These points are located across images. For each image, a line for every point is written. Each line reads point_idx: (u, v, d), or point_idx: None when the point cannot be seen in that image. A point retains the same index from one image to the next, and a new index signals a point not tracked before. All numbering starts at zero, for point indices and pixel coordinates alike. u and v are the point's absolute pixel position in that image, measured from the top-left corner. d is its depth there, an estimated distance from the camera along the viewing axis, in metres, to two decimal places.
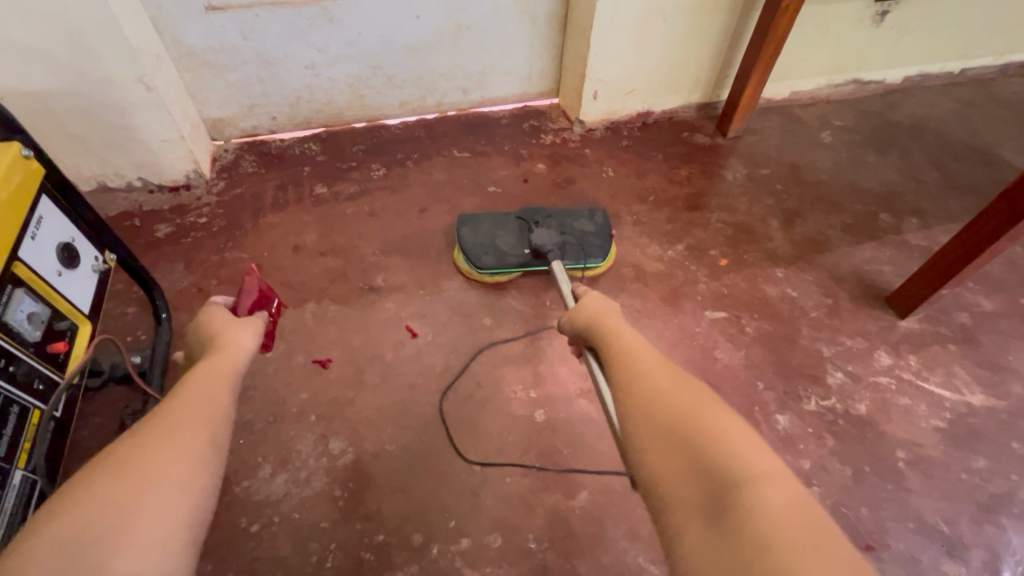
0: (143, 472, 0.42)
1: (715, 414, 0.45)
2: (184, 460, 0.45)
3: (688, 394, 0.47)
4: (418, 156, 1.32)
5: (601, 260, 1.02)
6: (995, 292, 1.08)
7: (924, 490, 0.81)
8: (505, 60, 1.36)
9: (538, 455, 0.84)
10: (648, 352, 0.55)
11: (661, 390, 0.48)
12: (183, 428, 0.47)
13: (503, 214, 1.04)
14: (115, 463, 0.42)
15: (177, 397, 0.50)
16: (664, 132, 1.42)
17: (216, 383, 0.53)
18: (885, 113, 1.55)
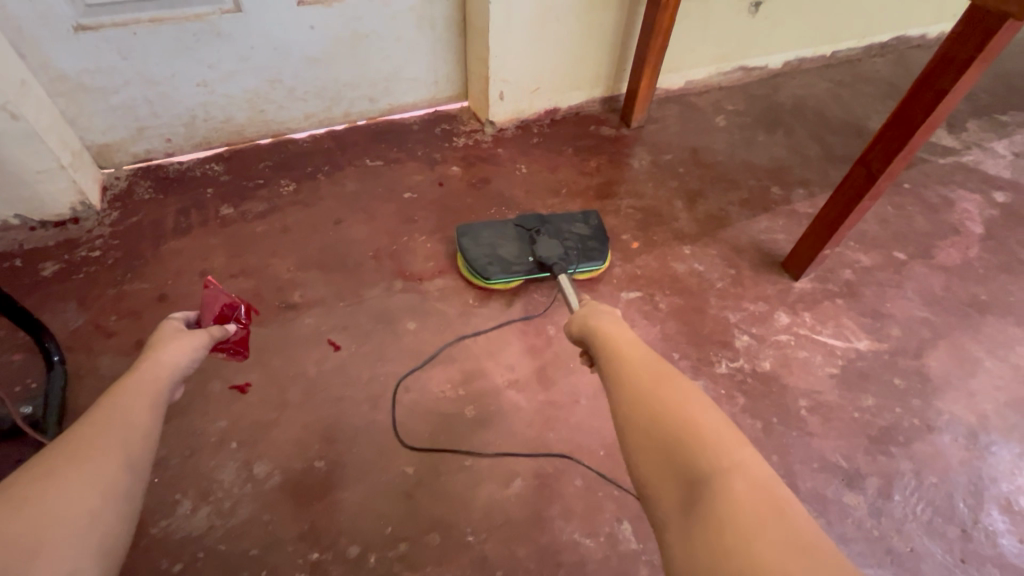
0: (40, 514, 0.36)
1: (699, 410, 0.44)
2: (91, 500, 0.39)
3: (675, 390, 0.47)
4: (329, 168, 1.30)
5: (601, 262, 1.04)
6: (872, 248, 1.20)
7: (824, 432, 0.88)
8: (409, 66, 1.36)
9: (471, 449, 0.85)
10: (642, 353, 0.55)
11: (647, 386, 0.48)
12: (89, 461, 0.41)
13: (501, 225, 1.07)
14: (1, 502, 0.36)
15: (106, 425, 0.45)
16: (572, 127, 1.48)
17: (130, 414, 0.47)
18: (771, 96, 1.68)
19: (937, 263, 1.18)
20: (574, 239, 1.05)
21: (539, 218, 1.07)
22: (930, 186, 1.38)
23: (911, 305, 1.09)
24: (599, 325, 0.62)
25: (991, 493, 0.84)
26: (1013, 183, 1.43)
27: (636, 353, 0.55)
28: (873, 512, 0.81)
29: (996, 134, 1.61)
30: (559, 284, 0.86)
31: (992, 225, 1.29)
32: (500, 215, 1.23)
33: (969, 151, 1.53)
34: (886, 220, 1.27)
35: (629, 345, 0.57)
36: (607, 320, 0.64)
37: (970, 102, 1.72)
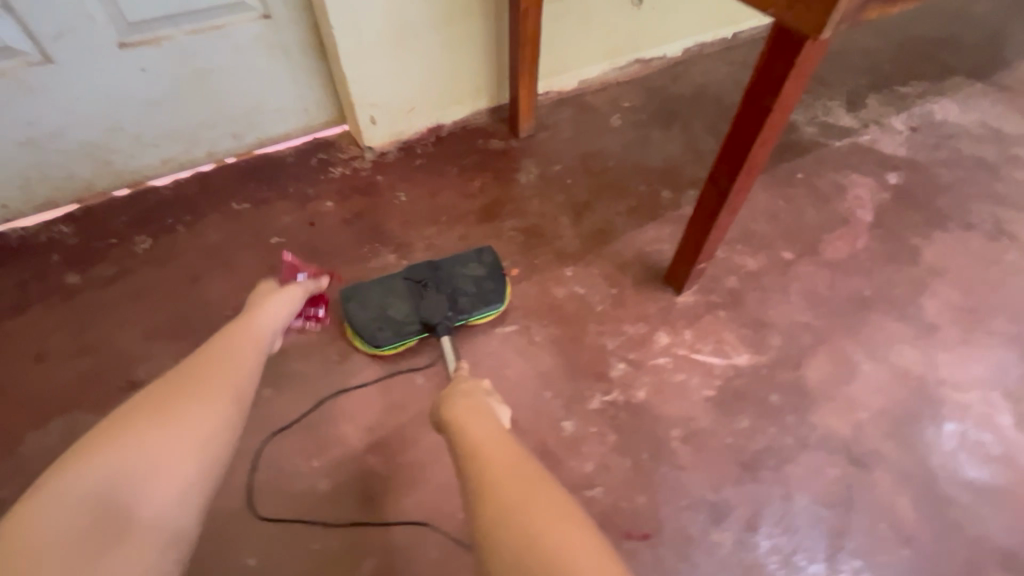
0: (178, 425, 0.59)
1: (547, 505, 0.55)
2: (206, 422, 0.61)
3: (530, 487, 0.57)
4: (191, 218, 1.21)
5: (501, 302, 0.99)
6: (759, 249, 1.17)
7: (693, 465, 0.86)
8: (269, 96, 1.27)
9: (326, 525, 0.81)
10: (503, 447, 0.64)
11: (508, 486, 0.57)
12: (216, 383, 0.66)
13: (389, 278, 1.00)
14: (153, 420, 0.58)
15: (215, 358, 0.69)
16: (459, 143, 1.40)
17: (234, 362, 0.70)
18: (668, 86, 1.59)
19: (823, 260, 1.15)
20: (467, 286, 0.99)
21: (427, 266, 1.00)
22: (824, 173, 1.34)
23: (793, 310, 1.06)
24: (464, 416, 0.70)
25: (860, 513, 0.82)
26: (909, 161, 1.39)
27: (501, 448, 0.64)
28: (737, 548, 0.79)
29: (896, 107, 1.53)
30: (442, 348, 0.92)
31: (882, 211, 1.26)
32: (373, 252, 1.17)
33: (866, 130, 1.47)
34: (776, 216, 1.23)
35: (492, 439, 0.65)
36: (475, 408, 0.72)
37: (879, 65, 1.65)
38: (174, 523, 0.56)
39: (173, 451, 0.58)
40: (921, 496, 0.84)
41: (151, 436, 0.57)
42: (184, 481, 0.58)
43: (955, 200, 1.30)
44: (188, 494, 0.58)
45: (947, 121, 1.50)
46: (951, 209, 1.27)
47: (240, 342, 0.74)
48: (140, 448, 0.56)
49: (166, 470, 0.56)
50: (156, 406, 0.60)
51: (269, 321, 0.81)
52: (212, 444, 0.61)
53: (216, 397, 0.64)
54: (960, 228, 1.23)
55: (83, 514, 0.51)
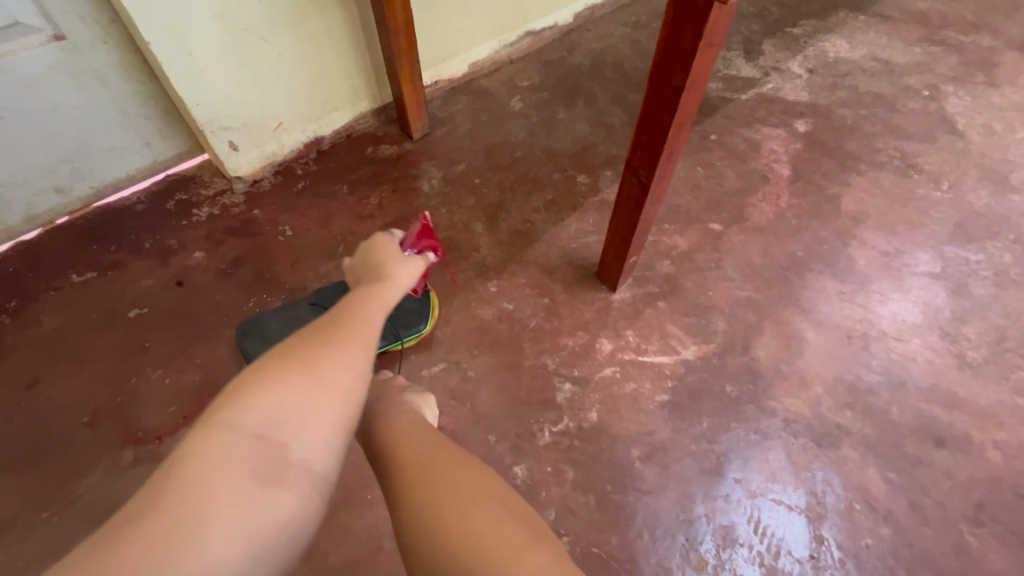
0: (319, 373, 0.48)
1: (492, 518, 0.45)
2: (351, 370, 0.49)
3: (462, 492, 0.47)
4: (19, 304, 0.98)
5: (422, 325, 0.92)
6: (688, 225, 1.10)
7: (659, 485, 0.79)
8: (93, 136, 1.03)
9: None
10: (434, 450, 0.52)
11: (438, 496, 0.46)
12: (359, 327, 0.54)
13: (295, 305, 0.95)
14: (293, 364, 0.47)
15: (353, 305, 0.57)
16: (345, 156, 1.22)
17: (371, 306, 0.57)
18: (566, 58, 1.47)
19: (751, 226, 1.10)
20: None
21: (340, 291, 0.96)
22: (735, 132, 1.29)
23: (731, 286, 1.01)
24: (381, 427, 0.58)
25: (833, 498, 0.79)
26: (812, 106, 1.37)
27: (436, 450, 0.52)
28: (717, 571, 0.74)
29: (791, 51, 1.50)
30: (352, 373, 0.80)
31: (798, 162, 1.23)
32: (260, 305, 0.98)
33: (767, 79, 1.43)
34: (698, 186, 1.17)
35: (420, 444, 0.53)
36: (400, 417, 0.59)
37: (772, 8, 1.60)
38: (326, 473, 0.46)
39: (320, 401, 0.47)
40: (889, 463, 0.82)
41: (293, 380, 0.46)
42: (334, 432, 0.47)
43: (862, 140, 1.29)
44: (338, 444, 0.47)
45: (841, 57, 1.49)
46: (860, 150, 1.27)
47: (381, 288, 0.61)
48: (281, 395, 0.45)
49: (315, 418, 0.46)
50: (301, 347, 0.49)
51: (413, 271, 0.66)
52: (357, 396, 0.49)
53: (357, 342, 0.52)
54: (871, 168, 1.23)
55: (235, 465, 0.42)
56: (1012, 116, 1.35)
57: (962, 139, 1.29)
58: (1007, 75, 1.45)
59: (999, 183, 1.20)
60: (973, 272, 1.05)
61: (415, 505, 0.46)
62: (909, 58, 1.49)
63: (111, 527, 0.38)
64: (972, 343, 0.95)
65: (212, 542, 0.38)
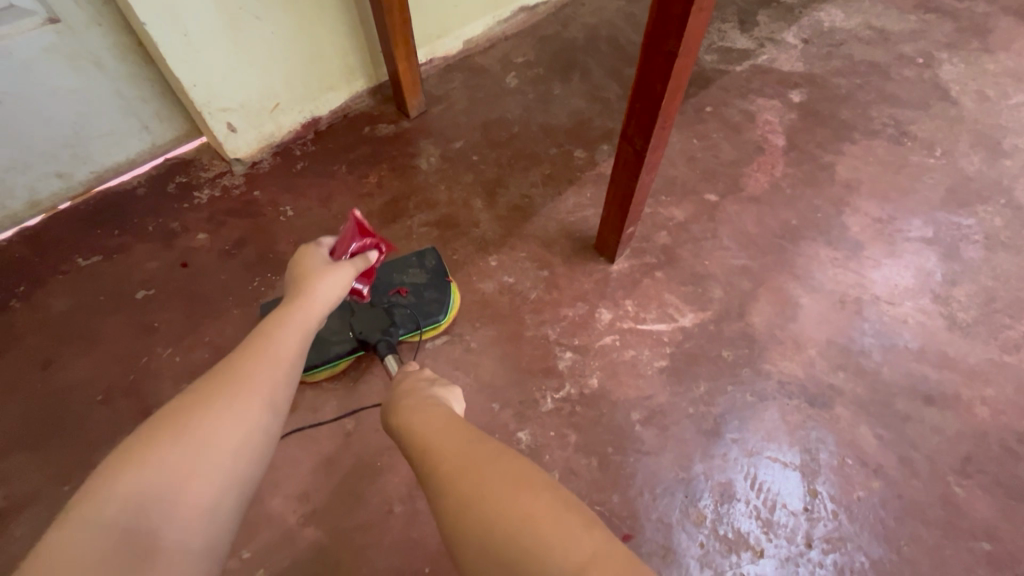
0: (201, 434, 0.40)
1: (542, 505, 0.37)
2: (246, 415, 0.43)
3: (497, 478, 0.39)
4: (29, 288, 0.99)
5: (442, 316, 0.90)
6: (684, 197, 1.11)
7: (659, 446, 0.82)
8: (92, 121, 1.03)
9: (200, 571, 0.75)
10: (460, 437, 0.45)
11: (475, 482, 0.40)
12: (258, 370, 0.46)
13: None
14: (170, 427, 0.40)
15: (251, 341, 0.49)
16: (342, 136, 1.22)
17: (280, 330, 0.51)
18: (560, 33, 1.47)
19: (746, 196, 1.12)
20: (406, 296, 0.89)
21: None
22: (730, 103, 1.29)
23: (727, 255, 1.02)
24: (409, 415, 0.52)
25: (826, 453, 0.82)
26: (807, 76, 1.37)
27: (458, 437, 0.45)
28: (716, 525, 0.77)
29: (786, 21, 1.49)
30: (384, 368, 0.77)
31: (793, 132, 1.24)
32: (265, 284, 1.00)
33: (762, 50, 1.42)
34: (694, 157, 1.18)
35: (443, 431, 0.47)
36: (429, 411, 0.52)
37: None
38: (207, 554, 0.38)
39: (202, 470, 0.39)
40: (879, 420, 0.84)
41: (171, 443, 0.39)
42: (218, 500, 0.39)
43: (856, 109, 1.30)
44: (224, 515, 0.40)
45: (836, 27, 1.49)
46: (854, 119, 1.27)
47: (293, 311, 0.55)
48: (154, 465, 0.38)
49: (199, 486, 0.39)
50: (182, 410, 0.42)
51: (334, 288, 0.62)
52: (255, 442, 0.43)
53: (255, 380, 0.45)
54: (865, 137, 1.24)
55: (82, 565, 0.33)
56: (1006, 82, 1.35)
57: (956, 106, 1.30)
58: (1001, 40, 1.45)
59: (991, 148, 1.21)
60: (965, 236, 1.06)
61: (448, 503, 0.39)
62: (904, 26, 1.49)
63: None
64: (962, 305, 0.97)
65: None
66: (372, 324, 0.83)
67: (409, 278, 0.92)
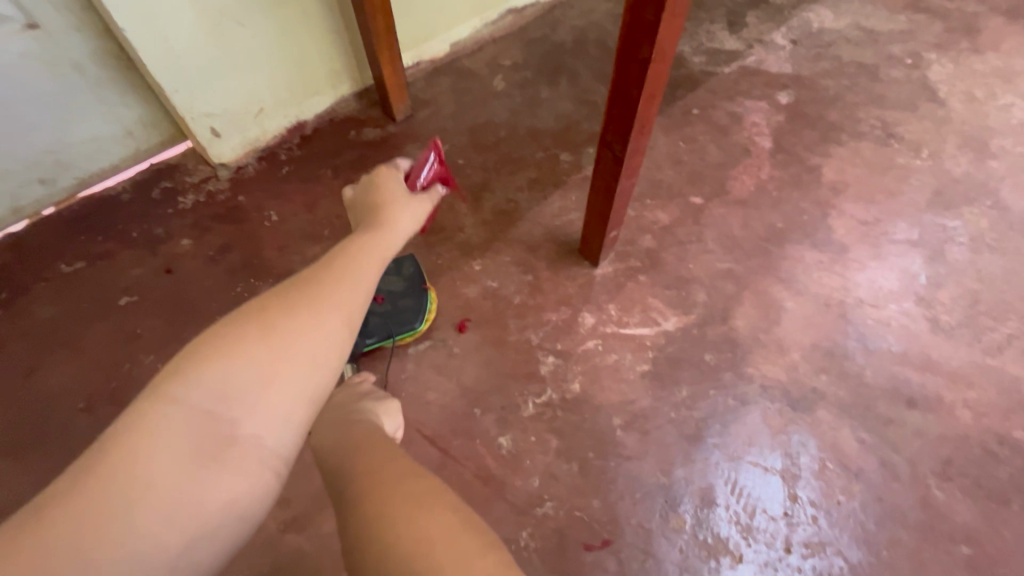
0: (279, 341, 0.46)
1: (444, 526, 0.42)
2: (321, 332, 0.48)
3: (413, 505, 0.44)
4: (12, 294, 0.99)
5: (417, 324, 0.91)
6: (670, 200, 1.11)
7: (640, 451, 0.82)
8: (75, 125, 1.03)
9: None
10: (391, 466, 0.50)
11: (386, 510, 0.44)
12: (336, 288, 0.51)
13: None
14: (254, 331, 0.46)
15: (331, 258, 0.55)
16: (328, 140, 1.22)
17: (356, 255, 0.56)
18: (549, 35, 1.47)
19: (733, 199, 1.12)
20: (382, 303, 0.90)
21: None
22: (718, 105, 1.29)
23: (711, 258, 1.02)
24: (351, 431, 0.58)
25: (807, 457, 0.82)
26: (795, 78, 1.37)
27: (389, 467, 0.50)
28: (696, 531, 0.77)
29: (775, 22, 1.49)
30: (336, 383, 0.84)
31: (780, 134, 1.24)
32: (248, 289, 1.00)
33: (750, 51, 1.42)
34: (680, 160, 1.18)
35: (374, 462, 0.51)
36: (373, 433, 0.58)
37: None
38: (283, 444, 0.45)
39: (278, 373, 0.45)
40: (861, 424, 0.84)
41: (250, 348, 0.45)
42: (291, 401, 0.46)
43: (844, 110, 1.29)
44: (298, 412, 0.46)
45: (825, 28, 1.48)
46: (842, 120, 1.27)
47: (371, 238, 0.59)
48: (237, 362, 0.45)
49: (271, 391, 0.45)
50: (267, 315, 0.47)
51: (411, 218, 0.66)
52: (324, 361, 0.48)
53: (332, 298, 0.50)
54: (852, 139, 1.23)
55: (170, 445, 0.41)
56: (994, 83, 1.35)
57: (943, 107, 1.30)
58: (991, 41, 1.44)
59: (978, 150, 1.21)
60: (951, 238, 1.06)
61: (363, 526, 0.43)
62: (893, 26, 1.48)
63: (36, 507, 0.37)
64: (946, 307, 0.97)
65: (141, 529, 0.37)
66: None
67: (386, 285, 0.94)
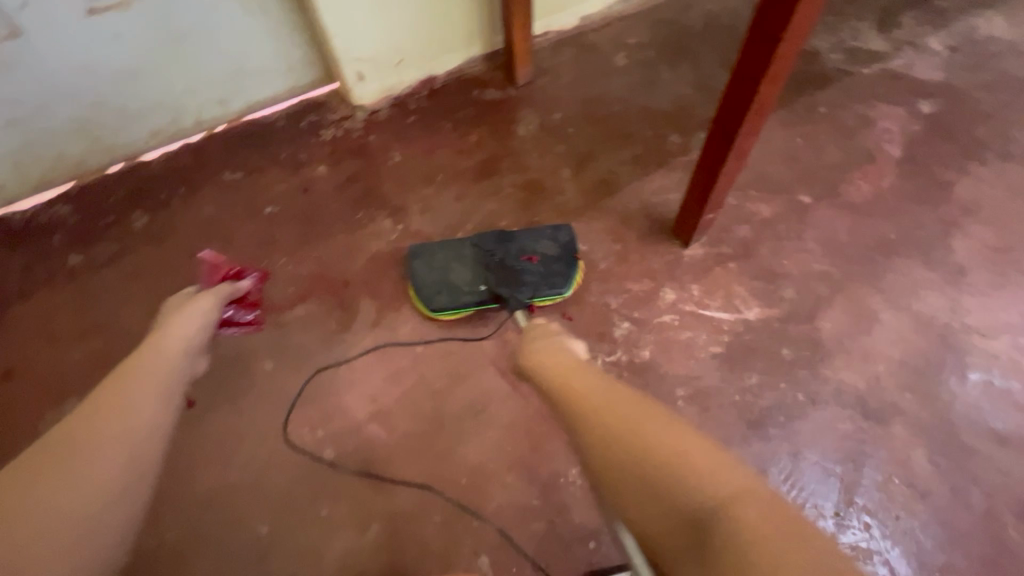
0: (78, 448, 0.53)
1: (691, 446, 0.48)
2: (87, 472, 0.52)
3: (659, 429, 0.51)
4: (185, 191, 1.19)
5: (565, 288, 0.93)
6: (775, 194, 1.09)
7: (699, 423, 0.85)
8: (252, 57, 1.21)
9: (289, 443, 0.85)
10: (623, 404, 0.57)
11: (635, 436, 0.51)
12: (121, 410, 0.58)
13: (456, 244, 0.98)
14: (52, 473, 0.51)
15: (129, 379, 0.64)
16: (452, 96, 1.32)
17: (141, 406, 0.59)
18: (678, 18, 1.46)
19: (844, 203, 1.08)
20: (535, 263, 0.94)
21: (499, 237, 0.97)
22: (848, 106, 1.23)
23: (809, 258, 1.00)
24: (568, 373, 0.67)
25: (874, 467, 0.81)
26: (944, 86, 1.26)
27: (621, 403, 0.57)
28: None
29: (933, 25, 1.37)
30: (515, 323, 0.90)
31: (913, 144, 1.16)
32: (368, 216, 1.12)
33: (898, 54, 1.33)
34: (794, 156, 1.15)
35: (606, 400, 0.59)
36: (588, 370, 0.66)
37: None
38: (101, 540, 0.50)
39: (80, 474, 0.52)
40: (938, 449, 0.82)
41: (89, 446, 0.54)
42: (83, 505, 0.50)
43: (996, 127, 1.18)
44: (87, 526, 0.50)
45: (993, 36, 1.34)
46: (990, 138, 1.17)
47: (150, 386, 0.63)
48: (82, 452, 0.53)
49: (73, 480, 0.51)
50: (90, 422, 0.56)
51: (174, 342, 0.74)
52: (87, 479, 0.52)
53: (95, 443, 0.54)
54: (998, 159, 1.13)
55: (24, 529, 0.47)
56: None
57: None
58: None
59: None
60: None
61: (614, 444, 0.52)
62: None
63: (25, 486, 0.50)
64: None
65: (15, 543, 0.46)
66: (503, 281, 0.91)
67: (540, 249, 0.98)
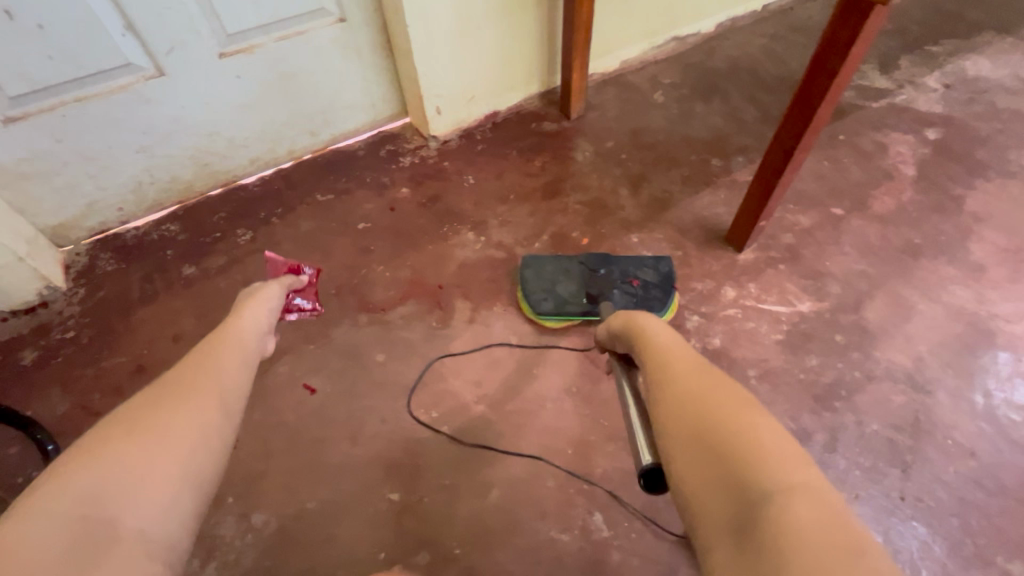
0: (180, 410, 0.47)
1: (766, 430, 0.40)
2: (187, 429, 0.46)
3: (735, 408, 0.41)
4: (282, 210, 1.32)
5: (662, 311, 1.04)
6: (812, 207, 1.25)
7: (771, 398, 0.97)
8: (344, 95, 1.37)
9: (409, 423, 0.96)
10: (700, 368, 0.48)
11: (710, 413, 0.42)
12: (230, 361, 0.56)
13: (566, 261, 1.10)
14: (137, 438, 0.43)
15: (216, 343, 0.59)
16: (514, 127, 1.49)
17: (247, 348, 0.61)
18: (705, 61, 1.66)
19: (872, 213, 1.23)
20: (636, 287, 1.05)
21: (604, 259, 1.09)
22: (864, 134, 1.41)
23: (848, 260, 1.15)
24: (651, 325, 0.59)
25: (930, 432, 0.92)
26: (945, 117, 1.45)
27: (700, 371, 0.47)
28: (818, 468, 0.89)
29: (928, 67, 1.58)
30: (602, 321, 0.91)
31: (925, 164, 1.33)
32: (452, 230, 1.25)
33: (901, 91, 1.52)
34: (823, 176, 1.31)
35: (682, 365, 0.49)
36: (660, 324, 0.59)
37: (910, 27, 1.68)
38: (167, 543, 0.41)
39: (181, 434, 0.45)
40: (983, 415, 0.94)
41: (169, 434, 0.44)
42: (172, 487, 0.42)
43: (994, 150, 1.36)
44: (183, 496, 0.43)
45: (981, 75, 1.55)
46: (991, 159, 1.34)
47: (226, 337, 0.61)
48: (159, 437, 0.44)
49: (154, 464, 0.42)
50: (145, 413, 0.45)
51: (249, 320, 0.68)
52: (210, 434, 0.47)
53: (194, 402, 0.48)
54: (1000, 177, 1.30)
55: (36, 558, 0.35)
56: None
57: None
58: None
59: None
60: None
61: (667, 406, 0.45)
62: None
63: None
64: None
65: None
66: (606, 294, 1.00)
67: (641, 275, 1.09)
